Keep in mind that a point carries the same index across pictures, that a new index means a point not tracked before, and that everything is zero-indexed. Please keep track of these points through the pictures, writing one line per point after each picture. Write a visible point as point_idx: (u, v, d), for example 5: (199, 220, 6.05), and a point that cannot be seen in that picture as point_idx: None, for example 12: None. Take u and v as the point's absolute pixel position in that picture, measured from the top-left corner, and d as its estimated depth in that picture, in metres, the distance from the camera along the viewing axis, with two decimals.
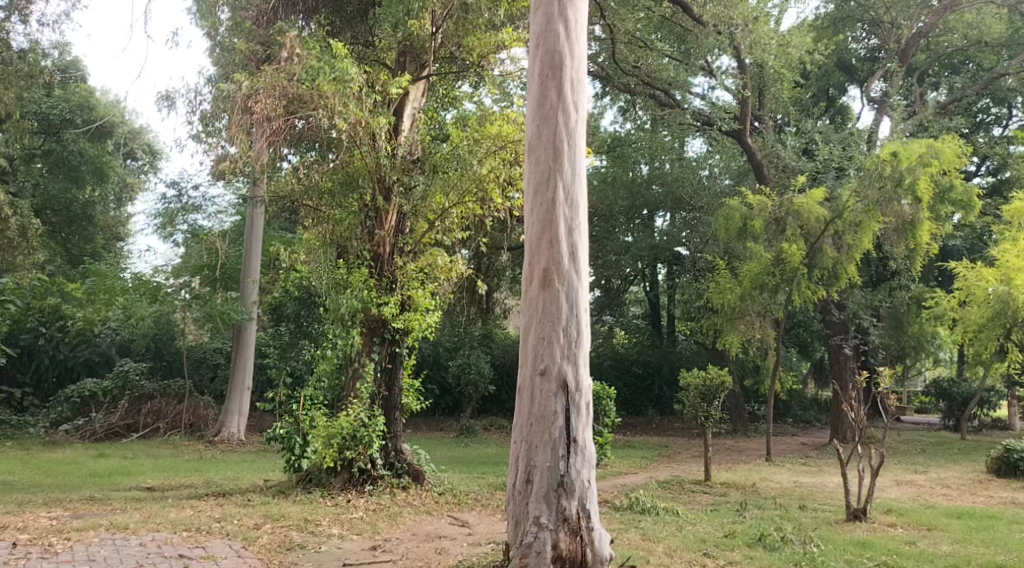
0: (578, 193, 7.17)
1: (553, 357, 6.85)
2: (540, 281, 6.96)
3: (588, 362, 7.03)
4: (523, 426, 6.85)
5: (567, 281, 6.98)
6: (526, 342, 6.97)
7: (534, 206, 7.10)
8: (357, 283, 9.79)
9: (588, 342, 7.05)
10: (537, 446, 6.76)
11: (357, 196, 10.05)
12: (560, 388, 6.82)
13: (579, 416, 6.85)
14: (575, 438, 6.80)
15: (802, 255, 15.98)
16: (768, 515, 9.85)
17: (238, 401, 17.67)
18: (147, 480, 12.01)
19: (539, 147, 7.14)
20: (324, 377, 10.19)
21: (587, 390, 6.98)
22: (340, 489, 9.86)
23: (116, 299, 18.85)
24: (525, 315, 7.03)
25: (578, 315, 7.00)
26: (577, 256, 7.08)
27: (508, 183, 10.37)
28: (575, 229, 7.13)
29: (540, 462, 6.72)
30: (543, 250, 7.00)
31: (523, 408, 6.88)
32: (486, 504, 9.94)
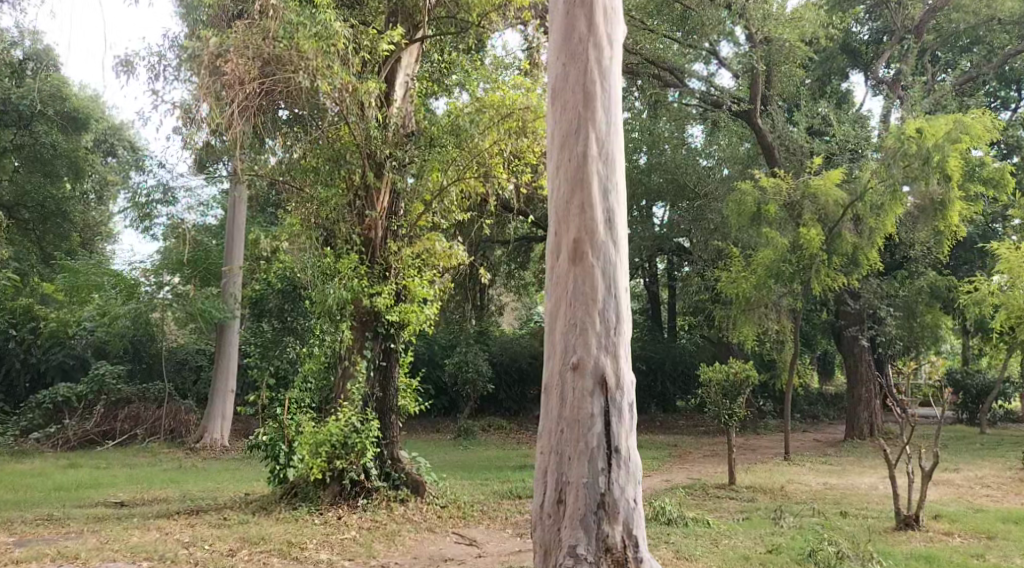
0: (614, 148, 6.13)
1: (589, 347, 5.82)
2: (571, 254, 5.94)
3: (629, 353, 5.98)
4: (553, 434, 5.81)
5: (603, 254, 5.95)
6: (554, 328, 5.95)
7: (562, 162, 6.09)
8: (346, 271, 8.82)
9: (629, 329, 6.00)
10: (570, 458, 5.72)
11: (346, 172, 8.95)
12: (596, 385, 5.78)
13: (621, 420, 5.80)
14: (617, 447, 5.75)
15: (822, 240, 14.93)
16: (808, 525, 8.85)
17: (220, 402, 16.56)
18: (118, 493, 10.93)
19: (565, 89, 6.15)
20: (311, 378, 9.04)
21: (630, 387, 5.93)
22: (329, 504, 8.81)
23: (90, 298, 17.69)
24: (552, 295, 6.01)
25: (618, 294, 5.96)
26: (615, 224, 6.04)
27: (515, 156, 9.46)
28: (612, 189, 6.10)
29: (575, 478, 5.68)
30: (572, 216, 5.99)
31: (553, 409, 5.84)
32: (494, 517, 8.89)
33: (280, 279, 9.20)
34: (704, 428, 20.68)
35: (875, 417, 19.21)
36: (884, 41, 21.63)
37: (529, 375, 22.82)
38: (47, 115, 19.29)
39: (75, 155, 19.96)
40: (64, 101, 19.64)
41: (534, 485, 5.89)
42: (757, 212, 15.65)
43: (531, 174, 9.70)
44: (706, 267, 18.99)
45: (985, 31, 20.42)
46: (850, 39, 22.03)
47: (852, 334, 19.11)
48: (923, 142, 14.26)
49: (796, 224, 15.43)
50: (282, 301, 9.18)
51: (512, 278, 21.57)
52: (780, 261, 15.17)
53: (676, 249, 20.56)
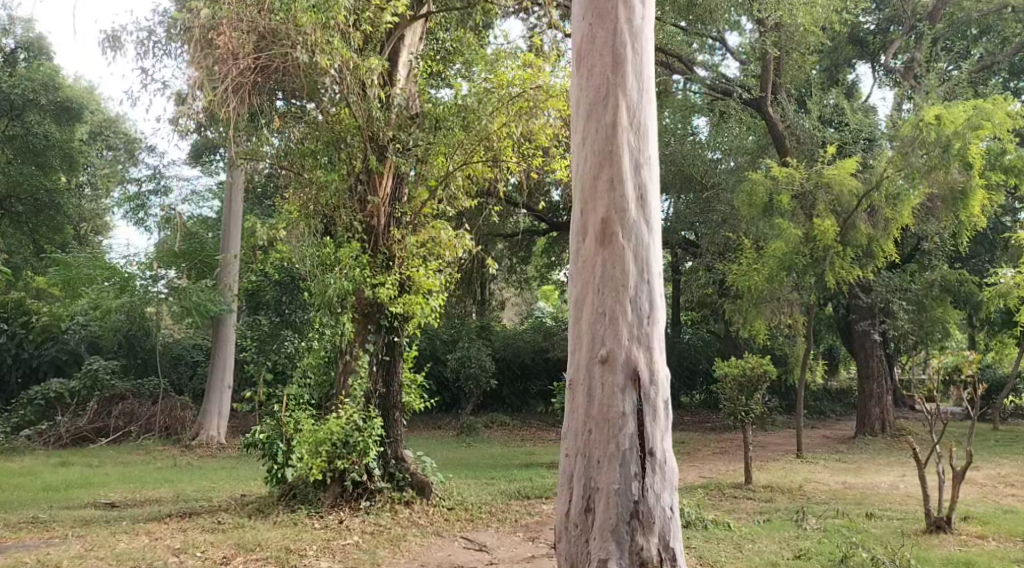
0: (646, 119, 5.69)
1: (619, 338, 5.37)
2: (599, 235, 5.49)
3: (661, 345, 5.54)
4: (580, 434, 5.36)
5: (634, 235, 5.50)
6: (581, 316, 5.50)
7: (589, 133, 5.63)
8: (347, 260, 8.42)
9: (662, 319, 5.55)
10: (599, 461, 5.28)
11: (347, 155, 8.55)
12: (628, 381, 5.34)
13: (654, 419, 5.37)
14: (651, 449, 5.31)
15: (837, 231, 14.44)
16: (833, 528, 8.46)
17: (217, 399, 16.12)
18: (108, 493, 10.46)
19: (593, 52, 5.69)
20: (310, 373, 8.57)
21: (664, 382, 5.49)
22: (329, 506, 8.37)
23: (82, 291, 17.17)
24: (578, 280, 5.56)
25: (650, 279, 5.52)
26: (646, 202, 5.60)
27: (525, 139, 9.04)
28: (643, 164, 5.65)
29: (605, 484, 5.24)
30: (601, 193, 5.54)
31: (579, 407, 5.39)
32: (504, 519, 8.47)
33: (277, 270, 9.05)
34: (711, 425, 20.24)
35: (887, 413, 18.78)
36: (892, 31, 21.00)
37: (532, 370, 22.37)
38: (39, 104, 18.80)
39: (69, 146, 19.32)
40: (57, 91, 19.13)
41: (558, 491, 5.45)
42: (770, 202, 15.18)
43: (541, 158, 9.32)
44: (714, 260, 18.52)
45: (997, 19, 19.81)
46: (857, 30, 21.33)
47: (864, 328, 18.85)
48: (942, 130, 13.98)
49: (810, 215, 14.95)
50: (279, 293, 9.13)
51: (515, 272, 21.12)
52: (793, 253, 14.70)
53: (682, 242, 20.10)
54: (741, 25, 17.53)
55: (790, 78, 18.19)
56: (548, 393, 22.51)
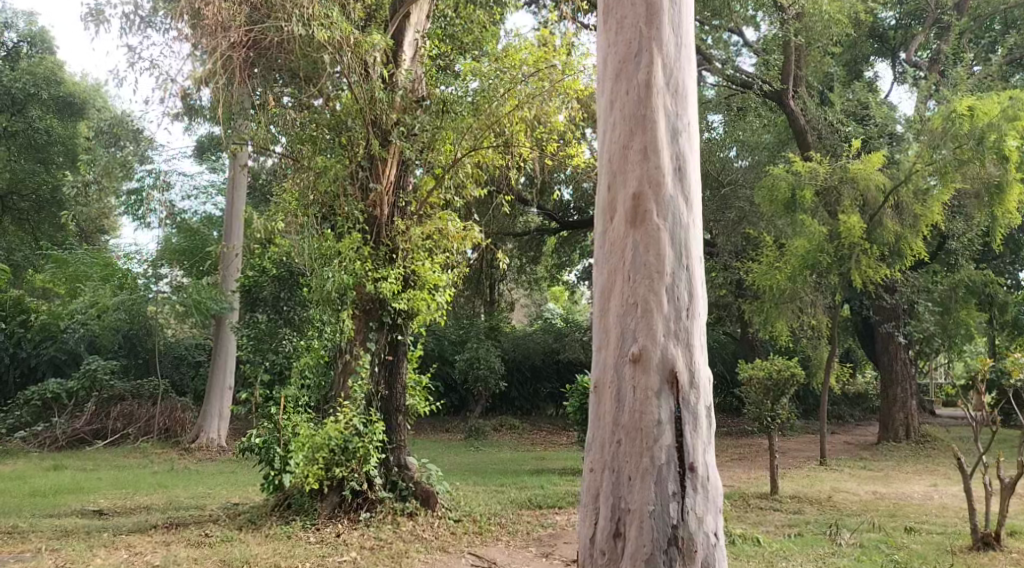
0: (684, 80, 5.10)
1: (654, 332, 4.78)
2: (631, 214, 4.91)
3: (702, 341, 4.93)
4: (610, 444, 4.78)
5: (670, 214, 4.91)
6: (608, 308, 4.93)
7: (619, 96, 5.06)
8: (347, 252, 7.88)
9: (704, 311, 4.94)
10: (632, 476, 4.69)
11: (345, 139, 8.00)
12: (664, 383, 4.74)
13: (694, 428, 4.76)
14: (692, 464, 4.70)
15: (863, 227, 13.75)
16: (870, 545, 7.87)
17: (217, 402, 15.57)
18: (98, 499, 9.95)
19: (624, 4, 5.13)
20: (308, 372, 8.01)
21: (705, 386, 4.89)
22: (327, 517, 7.78)
23: (80, 288, 16.72)
24: (607, 266, 4.98)
25: (690, 265, 4.92)
26: (685, 177, 5.00)
27: (537, 122, 8.46)
28: (682, 133, 5.06)
29: (638, 504, 4.65)
30: (632, 164, 4.96)
31: (609, 412, 4.81)
32: (515, 532, 7.89)
33: (276, 265, 8.18)
34: (727, 430, 19.61)
35: (911, 418, 18.05)
36: (914, 25, 20.16)
37: (542, 372, 21.77)
38: (41, 98, 18.27)
39: (72, 141, 18.84)
40: (59, 85, 18.60)
41: (583, 512, 4.86)
42: (791, 198, 14.54)
43: (556, 144, 8.75)
44: (732, 259, 17.76)
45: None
46: (877, 25, 20.49)
47: (887, 331, 18.11)
48: (975, 122, 13.33)
49: (833, 213, 14.32)
50: (277, 288, 8.11)
51: (525, 272, 20.52)
52: (817, 251, 13.96)
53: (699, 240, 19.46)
54: (758, 17, 16.88)
55: (811, 70, 17.51)
56: (558, 396, 21.88)
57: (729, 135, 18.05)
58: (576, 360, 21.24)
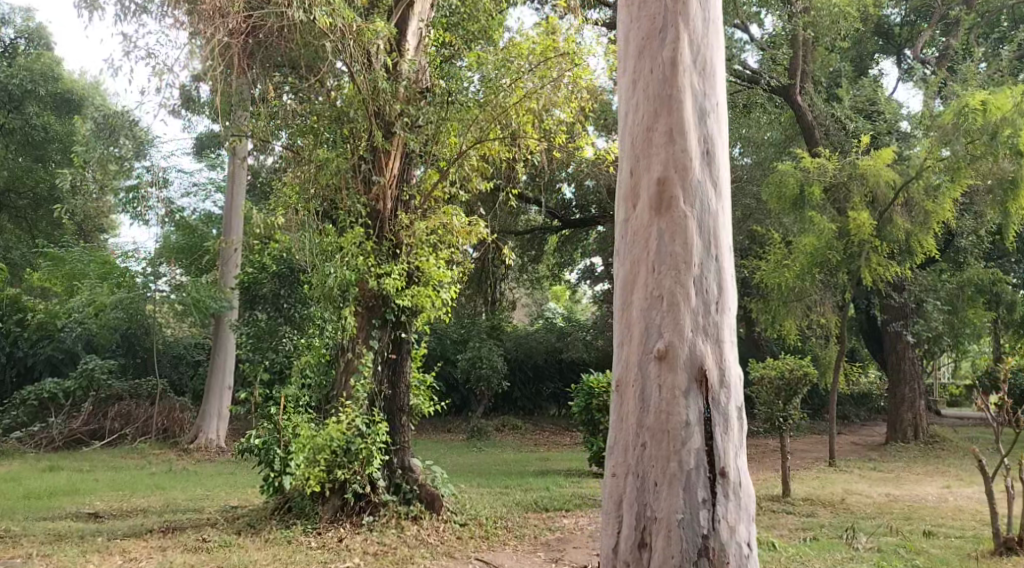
0: (712, 60, 4.87)
1: (681, 327, 4.53)
2: (656, 202, 4.67)
3: (731, 337, 4.69)
4: (635, 447, 4.54)
5: (698, 202, 4.67)
6: (632, 301, 4.68)
7: (643, 76, 4.82)
8: (349, 247, 7.67)
9: (733, 305, 4.70)
10: (659, 481, 4.45)
11: (349, 130, 7.75)
12: (693, 382, 4.50)
13: (724, 430, 4.51)
14: (722, 469, 4.46)
15: (873, 224, 13.51)
16: (888, 550, 7.67)
17: (216, 401, 15.31)
18: (93, 502, 9.69)
19: None
20: (308, 372, 7.76)
21: (734, 384, 4.64)
22: (329, 521, 7.55)
23: (76, 287, 16.43)
24: (630, 257, 4.74)
25: (719, 255, 4.68)
26: (714, 162, 4.77)
27: (544, 112, 8.23)
28: (710, 116, 4.82)
29: (666, 510, 4.41)
30: (657, 148, 4.72)
31: (633, 412, 4.57)
32: (522, 536, 7.66)
33: (276, 261, 7.91)
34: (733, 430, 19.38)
35: (920, 418, 17.80)
36: (920, 21, 19.88)
37: (545, 372, 21.53)
38: (37, 95, 17.98)
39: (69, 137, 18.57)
40: (57, 82, 18.35)
41: (606, 519, 4.62)
42: (800, 194, 14.30)
43: (564, 136, 8.51)
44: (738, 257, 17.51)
45: None
46: (883, 22, 20.19)
47: (895, 329, 17.75)
48: (987, 116, 13.06)
49: (842, 210, 14.09)
50: (277, 285, 7.85)
51: (528, 270, 20.27)
52: (827, 248, 13.74)
53: None
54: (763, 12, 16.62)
55: (818, 65, 17.24)
56: (561, 396, 21.64)
57: (734, 132, 17.82)
58: (579, 360, 20.99)
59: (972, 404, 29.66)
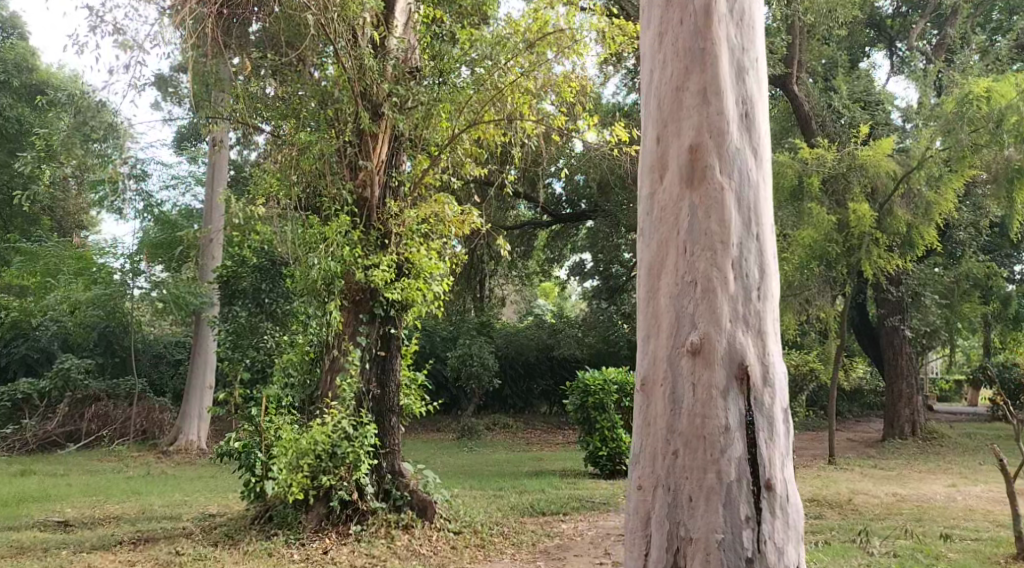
0: (751, 9, 4.26)
1: (718, 315, 3.91)
2: (687, 171, 4.07)
3: (775, 328, 4.06)
4: (665, 455, 3.91)
5: (736, 171, 4.06)
6: (659, 286, 4.07)
7: (672, 27, 4.22)
8: (334, 236, 7.16)
9: (776, 291, 4.07)
10: (694, 496, 3.80)
11: (333, 112, 7.33)
12: (732, 380, 3.87)
13: (770, 436, 3.87)
14: (768, 481, 3.80)
15: (874, 216, 13.15)
16: (905, 554, 7.27)
17: (197, 401, 14.74)
18: (65, 509, 9.17)
19: None
20: (291, 370, 7.28)
21: (780, 385, 4.01)
22: (313, 531, 7.08)
23: (51, 284, 15.87)
24: (656, 235, 4.12)
25: (760, 233, 4.07)
26: (753, 128, 4.16)
27: (539, 91, 7.86)
28: (749, 75, 4.21)
29: (703, 531, 3.76)
30: (688, 108, 4.12)
31: (662, 413, 3.95)
32: (519, 544, 7.23)
33: (257, 253, 7.47)
34: None
35: (917, 414, 17.48)
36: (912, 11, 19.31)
37: (536, 369, 21.09)
38: (10, 85, 17.36)
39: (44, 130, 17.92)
40: (31, 73, 17.83)
41: (629, 541, 3.98)
42: (798, 186, 13.91)
43: (563, 116, 8.12)
44: None
45: None
46: (875, 12, 19.63)
47: (893, 324, 17.23)
48: (991, 104, 12.69)
49: (840, 201, 13.74)
50: (258, 280, 7.42)
51: (517, 266, 19.82)
52: (826, 241, 13.39)
53: None
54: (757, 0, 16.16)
55: (812, 55, 16.75)
56: (551, 394, 21.24)
57: None
58: (570, 357, 20.55)
59: (962, 399, 29.47)
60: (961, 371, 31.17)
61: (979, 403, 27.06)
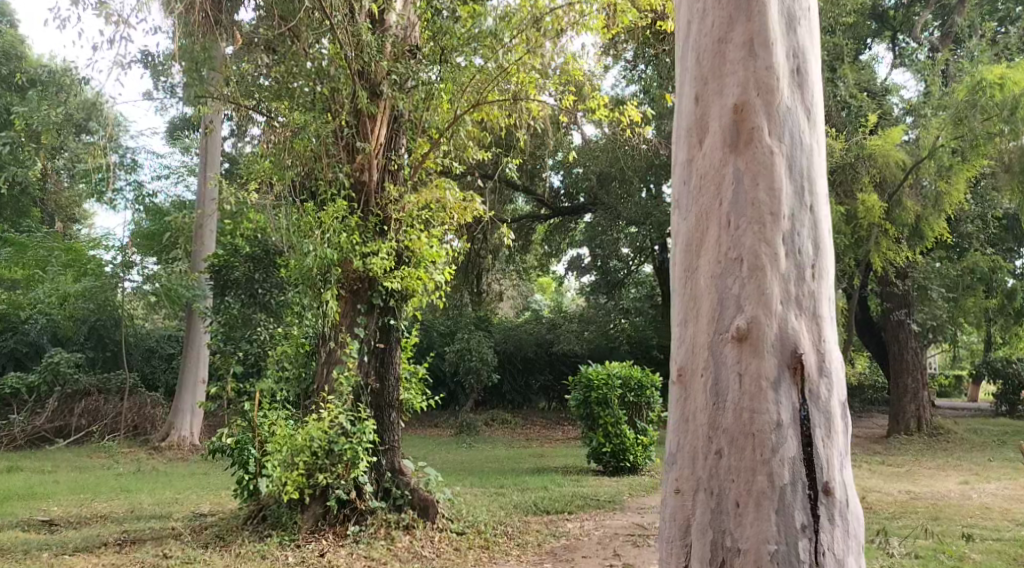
0: None
1: (767, 296, 3.58)
2: (731, 135, 3.74)
3: (831, 311, 3.74)
4: (710, 452, 3.58)
5: (786, 136, 3.74)
6: (699, 265, 3.74)
7: None
8: (331, 222, 6.82)
9: (831, 271, 3.75)
10: (743, 499, 3.48)
11: (329, 92, 7.00)
12: (784, 368, 3.55)
13: (827, 434, 3.55)
14: (826, 486, 3.48)
15: (883, 207, 12.85)
16: (927, 555, 6.96)
17: (189, 397, 14.36)
18: (52, 508, 8.82)
19: None
20: (286, 363, 7.02)
21: (836, 375, 3.68)
22: (309, 532, 6.75)
23: (40, 276, 15.48)
24: (697, 209, 3.80)
25: (812, 206, 3.74)
26: (805, 88, 3.83)
27: (545, 73, 7.60)
28: (799, 29, 3.87)
29: (753, 538, 3.44)
30: (732, 65, 3.79)
31: (706, 405, 3.63)
32: (525, 545, 6.92)
33: (250, 242, 7.25)
34: None
35: (923, 409, 17.25)
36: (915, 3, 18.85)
37: (535, 364, 20.76)
38: None
39: None
40: (19, 61, 17.32)
41: (668, 549, 3.66)
42: None
43: (573, 97, 7.85)
44: None
45: None
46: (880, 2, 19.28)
47: (898, 318, 17.17)
48: (1006, 91, 11.86)
49: (848, 192, 13.43)
50: (251, 269, 7.22)
51: (516, 260, 19.50)
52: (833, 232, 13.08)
53: None
54: None
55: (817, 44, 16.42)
56: (551, 389, 20.92)
57: None
58: (570, 352, 20.22)
59: (962, 394, 29.22)
60: (962, 367, 30.88)
61: (980, 398, 26.83)
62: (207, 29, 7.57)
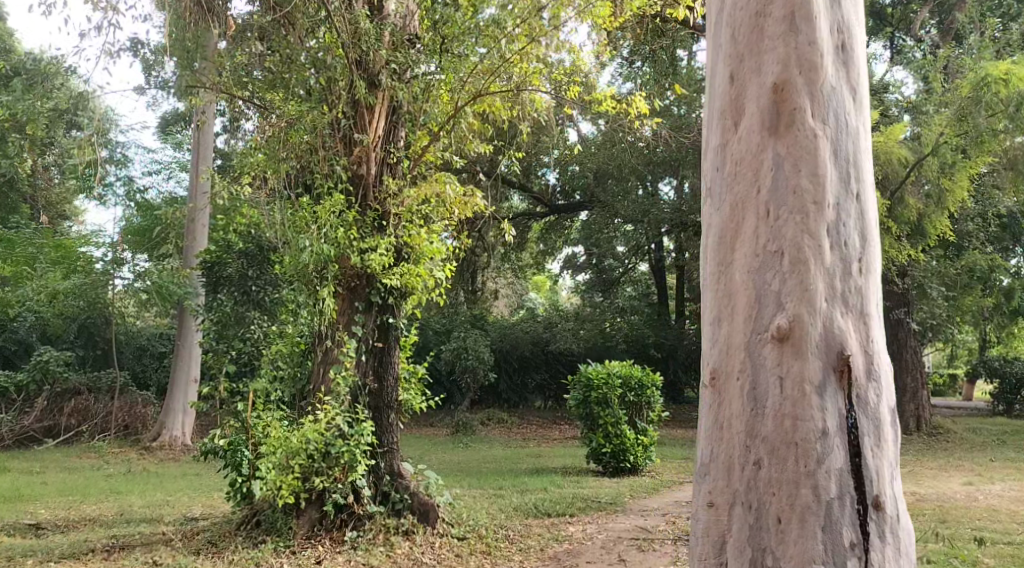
0: None
1: (811, 292, 3.39)
2: (771, 118, 3.54)
3: (877, 309, 3.54)
4: (751, 460, 3.39)
5: (829, 120, 3.54)
6: (736, 258, 3.55)
7: None
8: (327, 217, 6.58)
9: (877, 265, 3.56)
10: (786, 512, 3.28)
11: (325, 82, 6.79)
12: (830, 369, 3.35)
13: (876, 442, 3.36)
14: (876, 499, 3.29)
15: (885, 204, 12.65)
16: (940, 559, 6.77)
17: (180, 397, 14.09)
18: (37, 511, 8.56)
19: None
20: (280, 363, 6.82)
21: (884, 377, 3.49)
22: (305, 537, 6.53)
23: (28, 273, 15.04)
24: (733, 198, 3.60)
25: (857, 196, 3.54)
26: (848, 69, 3.63)
27: (547, 63, 7.41)
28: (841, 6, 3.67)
29: (797, 553, 3.25)
30: (770, 42, 3.60)
31: (744, 409, 3.44)
32: (527, 550, 6.72)
33: (244, 238, 6.99)
34: None
35: (922, 409, 17.27)
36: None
37: (531, 363, 20.53)
38: None
39: None
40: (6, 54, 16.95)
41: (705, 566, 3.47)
42: None
43: (577, 88, 7.63)
44: None
45: None
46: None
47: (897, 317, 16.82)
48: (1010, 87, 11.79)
49: None
50: (244, 265, 6.95)
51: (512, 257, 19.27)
52: None
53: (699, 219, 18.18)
54: None
55: None
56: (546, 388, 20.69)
57: None
58: (566, 350, 20.01)
59: (958, 392, 29.11)
60: (957, 366, 30.79)
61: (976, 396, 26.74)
62: (198, 18, 7.33)
